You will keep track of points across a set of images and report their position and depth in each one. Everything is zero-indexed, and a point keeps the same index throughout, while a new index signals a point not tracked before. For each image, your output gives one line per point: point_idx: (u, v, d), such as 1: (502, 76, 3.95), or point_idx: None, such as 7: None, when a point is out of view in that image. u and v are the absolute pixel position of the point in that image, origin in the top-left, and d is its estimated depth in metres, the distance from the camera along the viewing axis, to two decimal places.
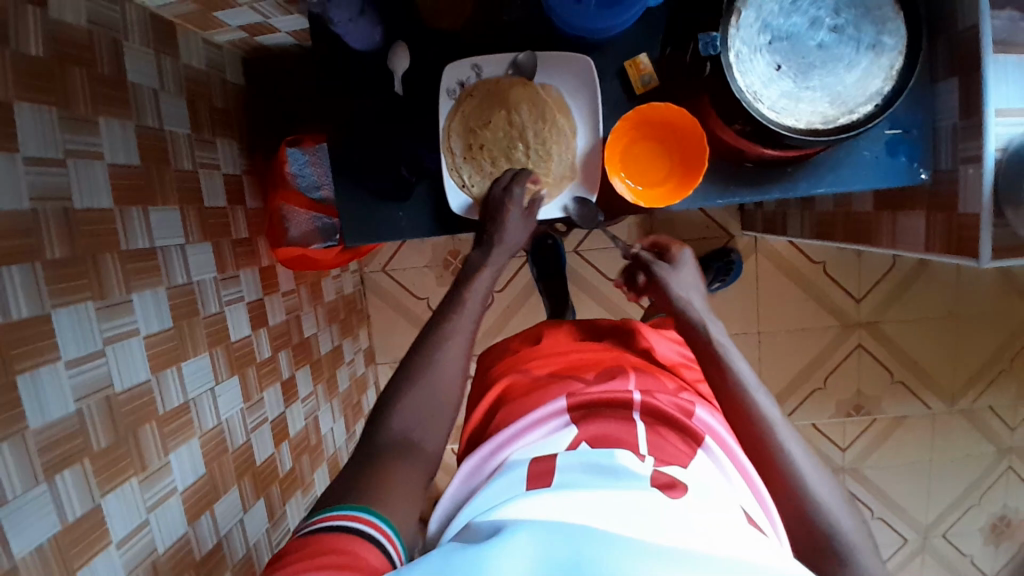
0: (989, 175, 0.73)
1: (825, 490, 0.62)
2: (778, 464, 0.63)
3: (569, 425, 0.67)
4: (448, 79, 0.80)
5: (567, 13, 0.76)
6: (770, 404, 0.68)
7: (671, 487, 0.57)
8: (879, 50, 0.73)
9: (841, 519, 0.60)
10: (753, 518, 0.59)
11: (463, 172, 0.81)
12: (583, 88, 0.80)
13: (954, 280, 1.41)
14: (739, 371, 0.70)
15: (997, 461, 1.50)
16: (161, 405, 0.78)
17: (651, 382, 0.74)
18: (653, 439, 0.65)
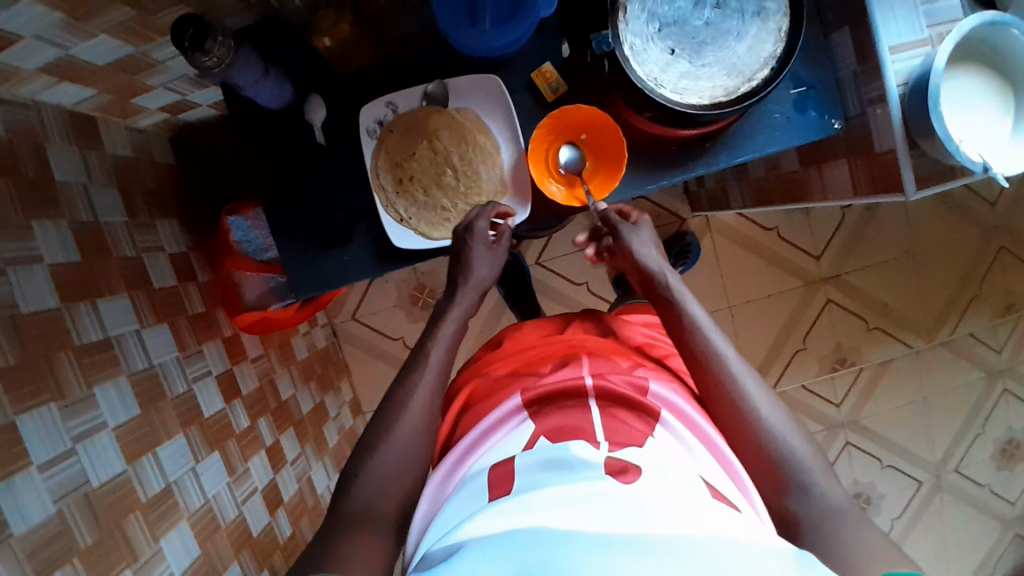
0: (896, 113, 0.76)
1: (782, 426, 0.69)
2: (738, 409, 0.70)
3: (525, 420, 0.70)
4: (366, 120, 0.82)
5: (459, 34, 0.79)
6: (726, 343, 0.73)
7: (624, 470, 0.59)
8: (764, 16, 0.76)
9: (797, 446, 0.68)
10: (713, 483, 0.63)
11: (399, 206, 0.82)
12: (496, 104, 0.83)
13: (907, 219, 1.45)
14: (694, 315, 0.74)
15: (991, 385, 1.52)
16: (143, 492, 0.77)
17: (603, 363, 0.77)
18: (609, 423, 0.68)
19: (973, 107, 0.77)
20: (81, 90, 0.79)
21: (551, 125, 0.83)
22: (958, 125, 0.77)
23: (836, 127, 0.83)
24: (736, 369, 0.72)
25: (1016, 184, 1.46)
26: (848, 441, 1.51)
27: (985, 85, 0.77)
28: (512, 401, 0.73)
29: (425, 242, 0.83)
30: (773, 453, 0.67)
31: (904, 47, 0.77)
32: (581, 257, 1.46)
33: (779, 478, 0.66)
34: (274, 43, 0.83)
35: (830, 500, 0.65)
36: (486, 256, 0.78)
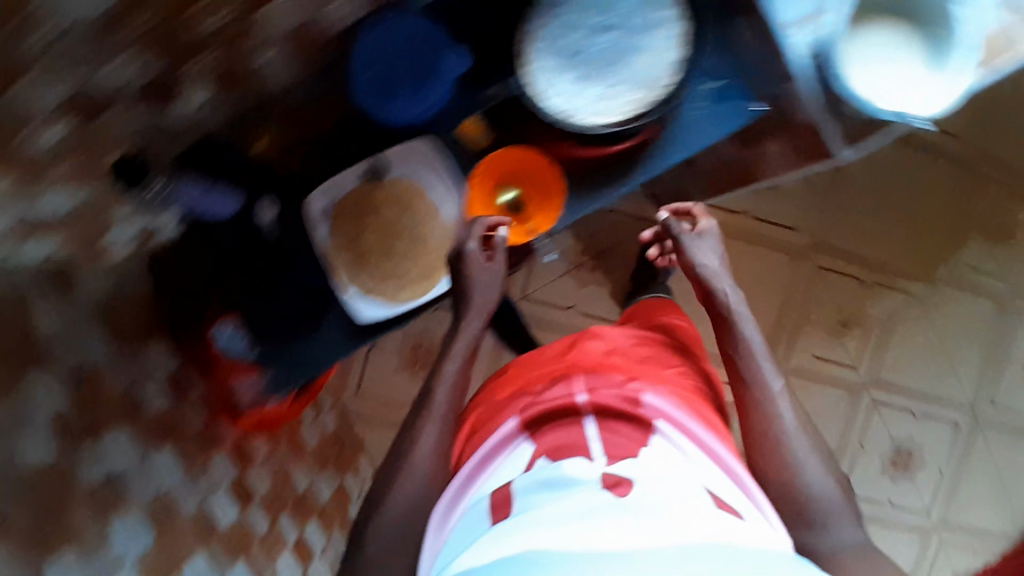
0: (807, 86, 0.77)
1: (807, 461, 0.74)
2: (763, 438, 0.75)
3: (524, 440, 0.74)
4: (313, 207, 0.85)
5: (387, 112, 0.83)
6: (771, 369, 0.80)
7: (620, 484, 0.61)
8: (662, 26, 0.79)
9: (820, 485, 0.72)
10: (714, 489, 0.64)
11: (361, 280, 0.85)
12: (432, 166, 0.86)
13: (880, 167, 1.43)
14: (749, 336, 0.82)
15: (1004, 310, 1.49)
16: None
17: (596, 377, 0.80)
18: (606, 436, 0.71)
19: (886, 55, 0.75)
20: (48, 243, 0.77)
21: (498, 160, 0.87)
22: (876, 79, 0.76)
23: (758, 110, 0.86)
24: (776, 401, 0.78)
25: (985, 106, 1.42)
26: (875, 400, 1.48)
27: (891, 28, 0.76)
28: (512, 427, 0.76)
29: (394, 307, 0.85)
30: (794, 486, 0.72)
31: (807, 15, 0.73)
32: (563, 281, 1.48)
33: (794, 508, 0.71)
34: (220, 158, 0.80)
35: (848, 538, 0.69)
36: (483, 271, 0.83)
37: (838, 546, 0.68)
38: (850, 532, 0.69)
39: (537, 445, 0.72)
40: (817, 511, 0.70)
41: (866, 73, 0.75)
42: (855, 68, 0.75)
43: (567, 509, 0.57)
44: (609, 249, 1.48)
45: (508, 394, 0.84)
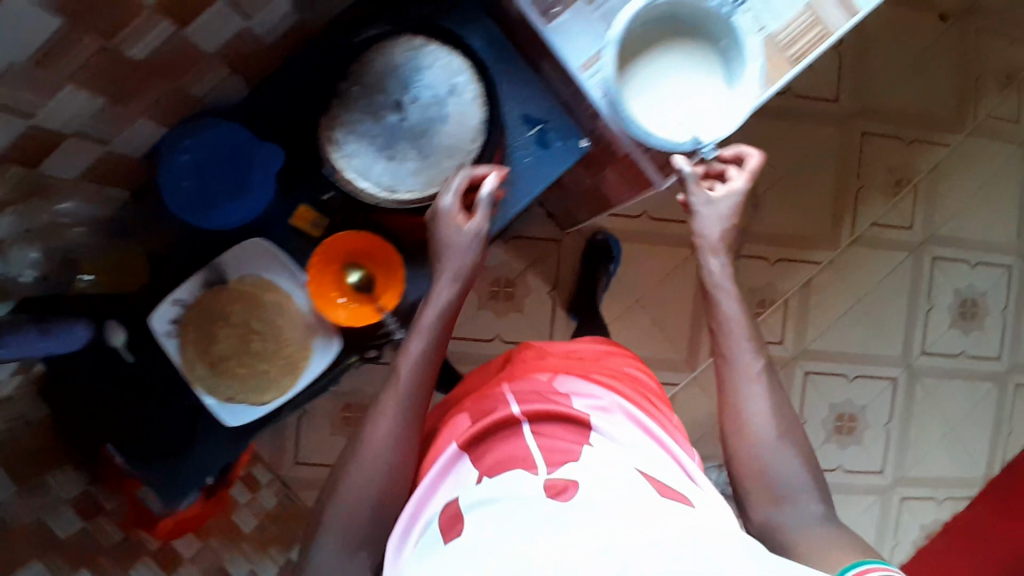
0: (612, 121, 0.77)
1: (774, 445, 0.73)
2: (731, 422, 0.75)
3: (461, 453, 0.70)
4: (160, 324, 0.85)
5: (213, 219, 0.82)
6: (750, 350, 0.77)
7: (569, 488, 0.60)
8: (459, 89, 0.80)
9: (786, 468, 0.72)
10: (650, 472, 0.65)
11: (224, 388, 0.86)
12: (273, 262, 0.85)
13: (765, 143, 1.40)
14: (728, 310, 0.79)
15: (919, 256, 1.46)
16: None
17: (526, 386, 0.78)
18: (542, 440, 0.68)
19: (671, 83, 0.75)
20: None
21: (331, 247, 0.84)
22: (660, 110, 0.75)
23: (585, 145, 0.87)
24: (748, 382, 0.76)
25: (858, 62, 1.41)
26: (807, 371, 1.47)
27: (678, 49, 0.75)
28: (449, 449, 0.71)
29: (260, 408, 0.86)
30: (765, 465, 0.72)
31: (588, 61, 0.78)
32: (481, 315, 1.48)
33: (762, 485, 0.72)
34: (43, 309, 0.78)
35: (808, 514, 0.69)
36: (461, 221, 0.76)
37: (804, 519, 0.69)
38: (816, 506, 0.70)
39: (474, 460, 0.68)
40: (785, 487, 0.71)
41: (653, 102, 0.75)
42: (639, 100, 0.75)
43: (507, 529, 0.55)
44: (520, 276, 1.48)
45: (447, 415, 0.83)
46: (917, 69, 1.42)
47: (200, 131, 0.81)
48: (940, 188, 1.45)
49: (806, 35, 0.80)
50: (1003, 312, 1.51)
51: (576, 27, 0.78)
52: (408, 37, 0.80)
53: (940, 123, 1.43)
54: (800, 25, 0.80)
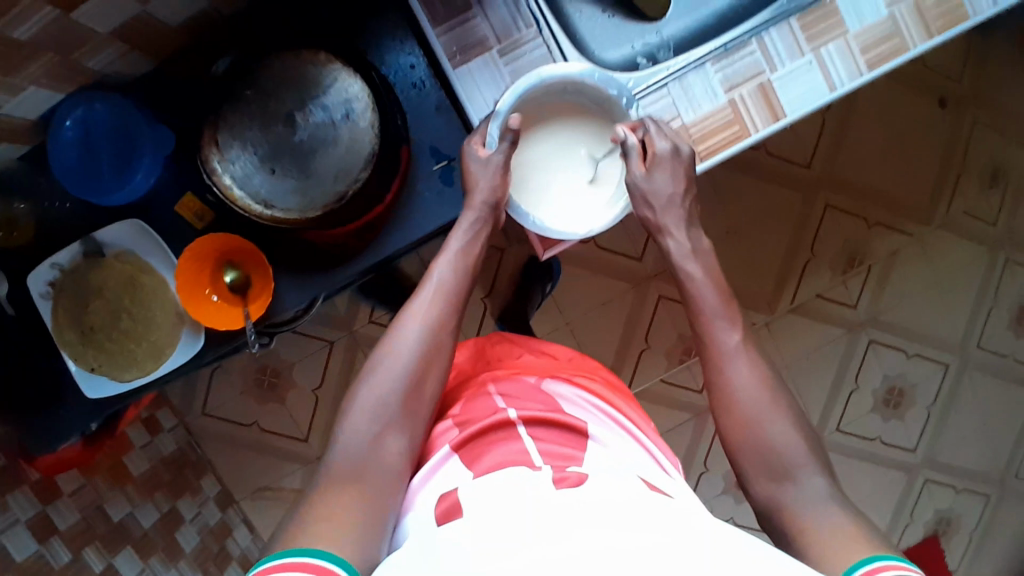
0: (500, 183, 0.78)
1: (772, 419, 0.67)
2: (724, 400, 0.69)
3: (451, 453, 0.65)
4: (37, 284, 0.85)
5: (94, 194, 0.81)
6: (729, 329, 0.73)
7: (583, 480, 0.55)
8: (353, 116, 0.81)
9: (786, 442, 0.66)
10: (651, 480, 0.61)
11: (88, 357, 0.86)
12: (151, 245, 0.85)
13: (728, 193, 1.35)
14: (705, 295, 0.75)
15: (856, 336, 1.42)
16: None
17: (513, 381, 0.74)
18: (542, 445, 0.63)
19: (561, 171, 0.80)
20: None
21: (207, 243, 0.83)
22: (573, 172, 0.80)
23: None
24: (729, 360, 0.71)
25: (836, 133, 1.36)
26: None
27: (574, 132, 0.80)
28: (440, 450, 0.66)
29: (119, 383, 0.86)
30: (765, 446, 0.66)
31: (479, 133, 0.77)
32: None
33: (770, 465, 0.65)
34: None
35: (820, 493, 0.63)
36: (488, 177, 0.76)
37: (818, 493, 0.63)
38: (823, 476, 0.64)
39: (467, 462, 0.63)
40: (790, 461, 0.65)
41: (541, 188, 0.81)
42: (528, 186, 0.81)
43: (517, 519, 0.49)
44: None
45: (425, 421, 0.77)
46: (904, 150, 1.38)
47: (92, 104, 0.80)
48: (894, 274, 1.41)
49: (720, 132, 0.79)
50: (928, 406, 1.48)
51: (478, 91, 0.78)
52: (311, 52, 0.81)
53: (907, 209, 1.39)
54: (718, 121, 0.79)
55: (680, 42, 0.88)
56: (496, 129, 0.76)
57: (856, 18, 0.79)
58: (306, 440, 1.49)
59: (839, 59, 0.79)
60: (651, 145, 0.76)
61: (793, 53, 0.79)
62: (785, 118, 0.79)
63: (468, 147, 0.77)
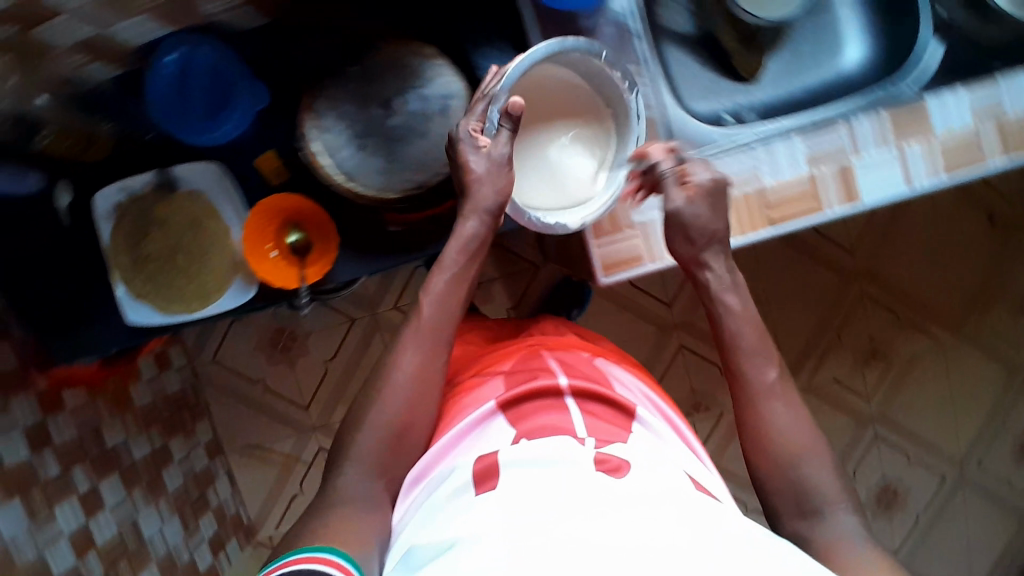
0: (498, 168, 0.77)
1: (809, 458, 0.70)
2: (764, 437, 0.72)
3: (496, 412, 0.75)
4: (102, 204, 0.87)
5: (187, 131, 0.84)
6: (765, 364, 0.75)
7: (624, 466, 0.63)
8: (449, 112, 0.83)
9: (822, 479, 0.69)
10: (696, 477, 0.71)
11: (136, 283, 0.87)
12: (224, 191, 0.88)
13: (768, 262, 1.36)
14: (740, 331, 0.76)
15: (863, 429, 1.43)
16: None
17: (565, 355, 0.85)
18: (589, 420, 0.73)
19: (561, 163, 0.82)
20: None
21: (278, 202, 0.86)
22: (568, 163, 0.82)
23: None
24: (765, 399, 0.73)
25: (885, 228, 1.38)
26: None
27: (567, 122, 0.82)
28: (485, 405, 0.76)
29: (161, 315, 0.88)
30: (795, 484, 0.70)
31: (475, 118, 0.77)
32: None
33: (801, 502, 0.69)
34: None
35: (851, 529, 0.67)
36: (486, 181, 0.76)
37: (843, 533, 0.67)
38: (852, 514, 0.68)
39: (511, 420, 0.73)
40: (819, 499, 0.69)
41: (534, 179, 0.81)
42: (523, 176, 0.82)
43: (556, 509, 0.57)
44: (487, 282, 1.47)
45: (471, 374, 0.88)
46: (948, 258, 1.40)
47: (198, 46, 0.81)
48: (912, 375, 1.42)
49: (797, 202, 0.80)
50: (919, 513, 1.48)
51: (489, 70, 0.78)
52: (421, 45, 0.83)
53: (938, 316, 1.41)
54: (797, 190, 0.80)
55: (765, 107, 0.88)
56: (495, 114, 0.76)
57: (943, 123, 0.81)
58: (306, 408, 1.49)
59: (919, 156, 0.81)
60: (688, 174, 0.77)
61: (878, 142, 0.81)
62: (859, 203, 0.81)
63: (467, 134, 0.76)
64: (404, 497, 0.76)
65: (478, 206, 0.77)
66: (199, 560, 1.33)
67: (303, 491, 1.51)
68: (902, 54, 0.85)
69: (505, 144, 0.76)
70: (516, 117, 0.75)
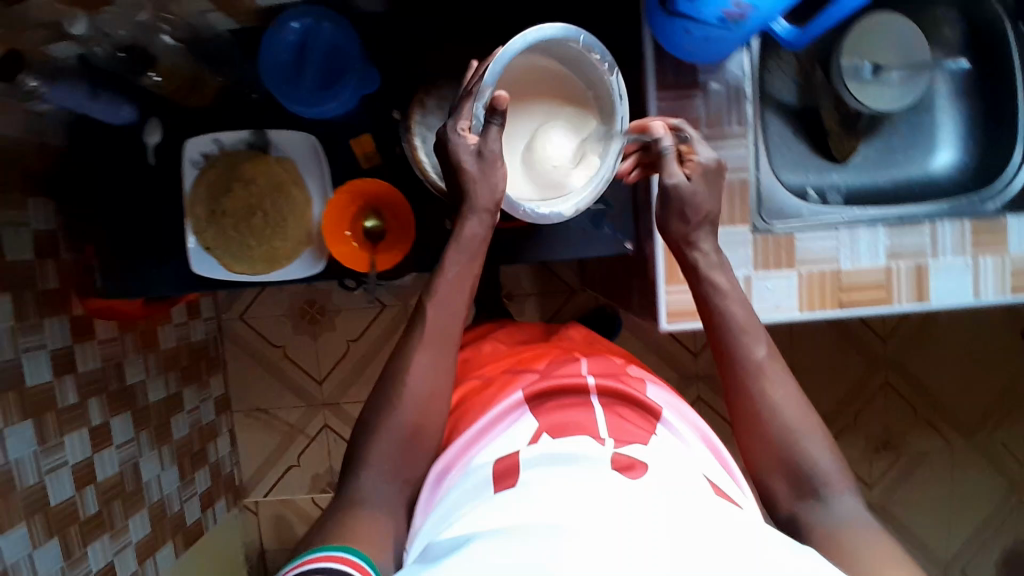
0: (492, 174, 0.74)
1: (807, 438, 0.66)
2: (760, 418, 0.68)
3: (522, 409, 0.74)
4: (191, 151, 0.88)
5: (289, 99, 0.85)
6: (757, 341, 0.70)
7: (636, 468, 0.62)
8: None
9: (822, 461, 0.66)
10: (716, 481, 0.68)
11: (207, 235, 0.88)
12: (314, 164, 0.89)
13: (799, 333, 1.38)
14: (732, 310, 0.72)
15: None
16: (18, 480, 0.97)
17: (603, 362, 0.83)
18: (611, 420, 0.71)
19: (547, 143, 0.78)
20: None
21: (363, 186, 0.87)
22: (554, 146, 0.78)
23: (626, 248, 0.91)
24: (759, 377, 0.69)
25: (919, 323, 1.40)
26: None
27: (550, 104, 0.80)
28: (512, 396, 0.75)
29: (223, 270, 0.88)
30: (789, 467, 0.66)
31: (462, 116, 0.74)
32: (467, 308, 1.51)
33: (798, 486, 0.66)
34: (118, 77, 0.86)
35: (852, 514, 0.64)
36: (481, 181, 0.73)
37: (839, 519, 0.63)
38: (852, 499, 0.65)
39: (538, 415, 0.73)
40: (820, 483, 0.65)
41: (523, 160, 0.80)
42: (510, 161, 0.80)
43: (572, 507, 0.55)
44: (522, 296, 1.47)
45: (504, 371, 0.87)
46: (973, 365, 1.42)
47: (323, 23, 0.83)
48: (917, 472, 1.43)
49: (866, 292, 0.83)
50: None
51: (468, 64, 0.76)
52: None
53: (953, 418, 1.43)
54: (872, 279, 0.82)
55: (850, 190, 0.89)
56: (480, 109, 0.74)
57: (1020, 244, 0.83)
58: (319, 383, 1.50)
59: (991, 272, 0.83)
60: (692, 153, 0.75)
61: (957, 251, 0.83)
62: (929, 303, 0.83)
63: (455, 135, 0.73)
64: (426, 497, 0.73)
65: (477, 206, 0.74)
66: (188, 512, 1.36)
67: (299, 464, 1.52)
68: (996, 170, 0.87)
69: (496, 138, 0.73)
70: (503, 112, 0.71)
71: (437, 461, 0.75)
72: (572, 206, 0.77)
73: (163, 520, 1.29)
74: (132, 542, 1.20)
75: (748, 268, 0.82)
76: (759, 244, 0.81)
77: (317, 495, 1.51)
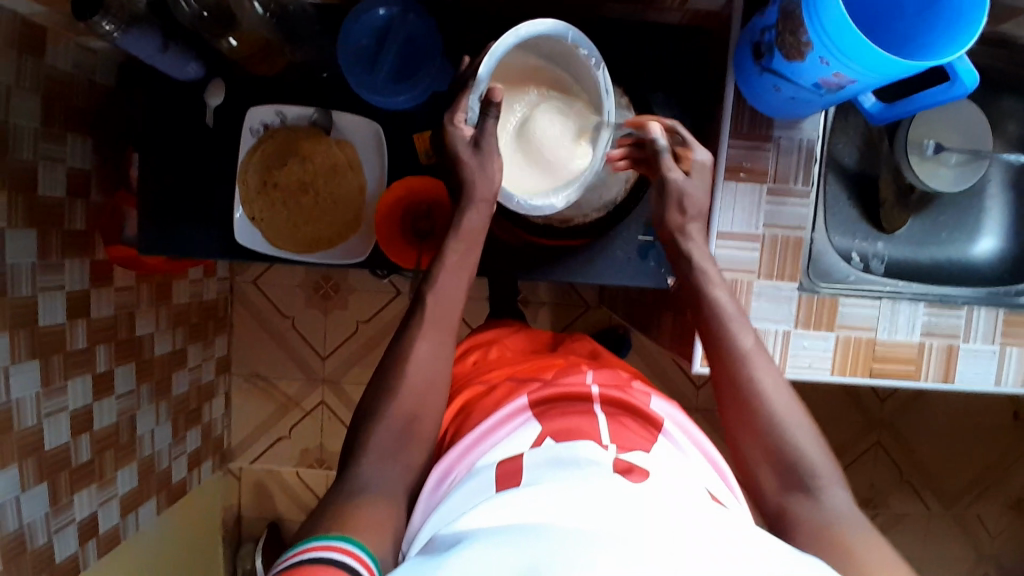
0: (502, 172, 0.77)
1: (796, 427, 0.66)
2: (748, 402, 0.67)
3: (529, 420, 0.68)
4: (252, 119, 0.87)
5: (357, 81, 0.83)
6: (747, 330, 0.71)
7: (633, 471, 0.58)
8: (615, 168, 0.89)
9: (811, 453, 0.65)
10: (714, 495, 0.64)
11: (255, 206, 0.88)
12: (375, 153, 0.89)
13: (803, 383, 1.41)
14: (725, 301, 0.73)
15: None
16: (17, 420, 0.94)
17: (607, 373, 0.79)
18: (613, 428, 0.67)
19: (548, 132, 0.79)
20: None
21: (416, 186, 0.87)
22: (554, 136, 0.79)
23: (668, 282, 0.91)
24: (750, 363, 0.69)
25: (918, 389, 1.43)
26: None
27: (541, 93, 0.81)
28: (518, 400, 0.71)
29: (268, 243, 0.88)
30: (779, 451, 0.65)
31: (460, 109, 0.79)
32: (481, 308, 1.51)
33: (789, 477, 0.64)
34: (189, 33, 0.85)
35: (840, 509, 0.62)
36: (479, 172, 0.77)
37: (831, 513, 0.61)
38: (842, 497, 0.63)
39: (541, 421, 0.68)
40: (814, 477, 0.64)
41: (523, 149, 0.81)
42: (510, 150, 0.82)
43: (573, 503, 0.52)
44: (537, 304, 1.48)
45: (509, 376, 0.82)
46: (961, 435, 1.46)
47: (408, 13, 0.83)
48: (893, 532, 1.47)
49: (897, 364, 0.85)
50: None
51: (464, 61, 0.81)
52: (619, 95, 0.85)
53: (935, 485, 1.46)
54: (904, 353, 0.85)
55: (891, 260, 0.91)
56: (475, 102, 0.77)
57: None
58: (322, 358, 1.49)
59: (1016, 363, 0.86)
60: (689, 152, 0.78)
61: (987, 337, 0.85)
62: (953, 383, 0.86)
63: (452, 127, 0.78)
64: (426, 499, 0.68)
65: (476, 198, 0.77)
66: (174, 469, 1.34)
67: (288, 436, 1.51)
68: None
69: (493, 131, 0.77)
70: (499, 104, 0.75)
71: (435, 467, 0.70)
72: (562, 198, 0.79)
73: (151, 475, 1.27)
74: (117, 494, 1.18)
75: (789, 323, 0.83)
76: (804, 303, 0.83)
77: (303, 469, 1.51)
